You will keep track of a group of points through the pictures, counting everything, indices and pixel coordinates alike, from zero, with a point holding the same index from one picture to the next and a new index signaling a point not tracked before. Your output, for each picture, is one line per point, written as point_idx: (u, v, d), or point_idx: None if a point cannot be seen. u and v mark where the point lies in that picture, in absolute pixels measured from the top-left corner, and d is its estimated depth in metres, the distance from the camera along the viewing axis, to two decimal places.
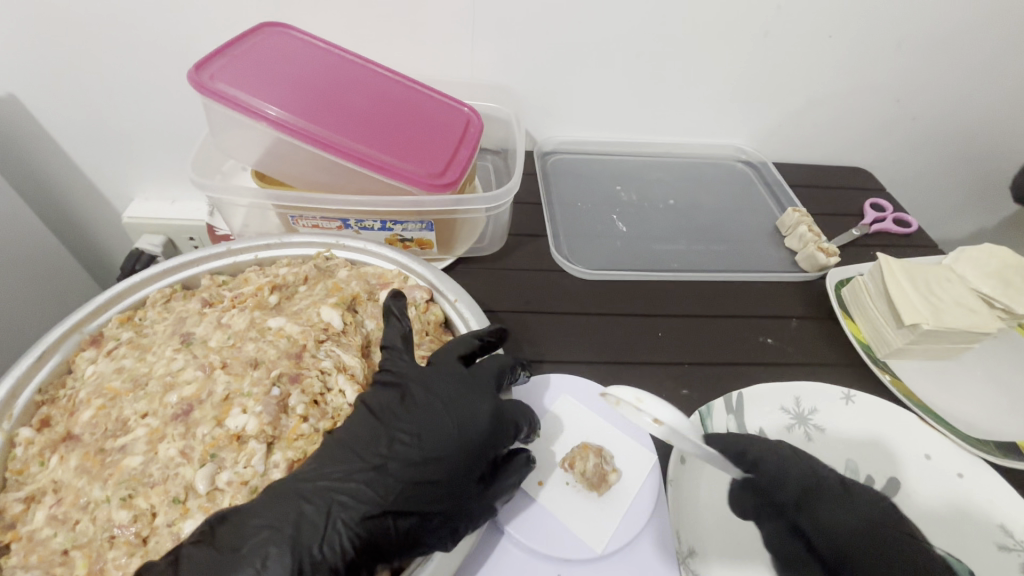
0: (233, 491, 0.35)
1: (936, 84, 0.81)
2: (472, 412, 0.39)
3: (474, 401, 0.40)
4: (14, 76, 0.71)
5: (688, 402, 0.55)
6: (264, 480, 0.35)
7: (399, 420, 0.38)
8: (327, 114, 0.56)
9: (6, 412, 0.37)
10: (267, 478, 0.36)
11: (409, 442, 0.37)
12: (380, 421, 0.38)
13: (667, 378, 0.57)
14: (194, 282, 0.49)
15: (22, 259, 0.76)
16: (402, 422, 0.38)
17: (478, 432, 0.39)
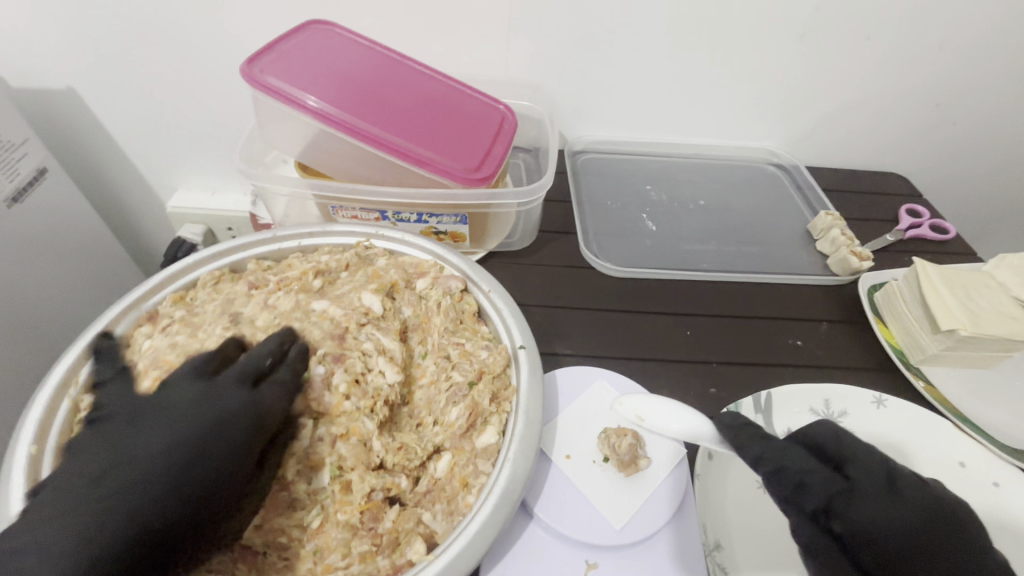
0: (284, 462, 0.38)
1: (978, 88, 0.79)
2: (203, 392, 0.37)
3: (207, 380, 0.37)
4: (73, 71, 0.76)
5: (719, 402, 0.55)
6: (310, 452, 0.38)
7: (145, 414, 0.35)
8: (368, 108, 0.58)
9: (73, 379, 0.40)
10: (313, 450, 0.38)
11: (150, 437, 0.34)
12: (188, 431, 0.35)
13: (695, 376, 0.57)
14: (242, 266, 0.52)
15: (72, 244, 0.80)
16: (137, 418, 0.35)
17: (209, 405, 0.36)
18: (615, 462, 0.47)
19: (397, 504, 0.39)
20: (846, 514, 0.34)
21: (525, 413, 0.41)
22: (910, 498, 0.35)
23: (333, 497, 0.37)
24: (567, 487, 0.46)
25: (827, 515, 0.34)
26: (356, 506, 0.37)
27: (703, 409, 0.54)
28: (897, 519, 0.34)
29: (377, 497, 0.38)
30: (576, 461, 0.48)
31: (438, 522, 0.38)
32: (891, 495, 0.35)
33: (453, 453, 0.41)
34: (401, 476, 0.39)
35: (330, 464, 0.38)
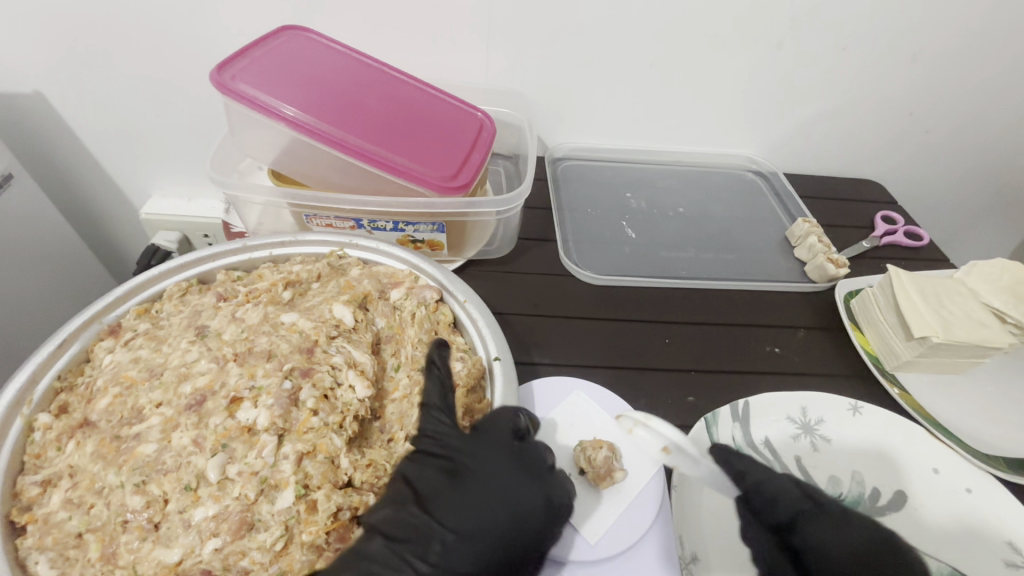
0: (243, 482, 0.35)
1: (949, 97, 0.80)
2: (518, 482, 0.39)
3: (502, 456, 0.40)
4: (41, 73, 0.73)
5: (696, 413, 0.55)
6: (274, 471, 0.36)
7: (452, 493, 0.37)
8: (342, 115, 0.57)
9: (26, 398, 0.38)
10: (277, 469, 0.36)
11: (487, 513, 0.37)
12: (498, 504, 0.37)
13: (672, 384, 0.57)
14: (210, 277, 0.50)
15: (39, 251, 0.77)
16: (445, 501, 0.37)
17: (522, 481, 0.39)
18: (591, 476, 0.47)
19: None
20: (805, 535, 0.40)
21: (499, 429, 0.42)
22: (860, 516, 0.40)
23: (297, 517, 0.35)
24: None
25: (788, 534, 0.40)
26: (321, 526, 0.35)
27: (682, 418, 0.54)
28: (847, 539, 0.39)
29: (344, 517, 0.36)
30: None
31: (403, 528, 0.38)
32: (843, 512, 0.40)
33: None
34: (369, 494, 0.38)
35: (294, 484, 0.36)
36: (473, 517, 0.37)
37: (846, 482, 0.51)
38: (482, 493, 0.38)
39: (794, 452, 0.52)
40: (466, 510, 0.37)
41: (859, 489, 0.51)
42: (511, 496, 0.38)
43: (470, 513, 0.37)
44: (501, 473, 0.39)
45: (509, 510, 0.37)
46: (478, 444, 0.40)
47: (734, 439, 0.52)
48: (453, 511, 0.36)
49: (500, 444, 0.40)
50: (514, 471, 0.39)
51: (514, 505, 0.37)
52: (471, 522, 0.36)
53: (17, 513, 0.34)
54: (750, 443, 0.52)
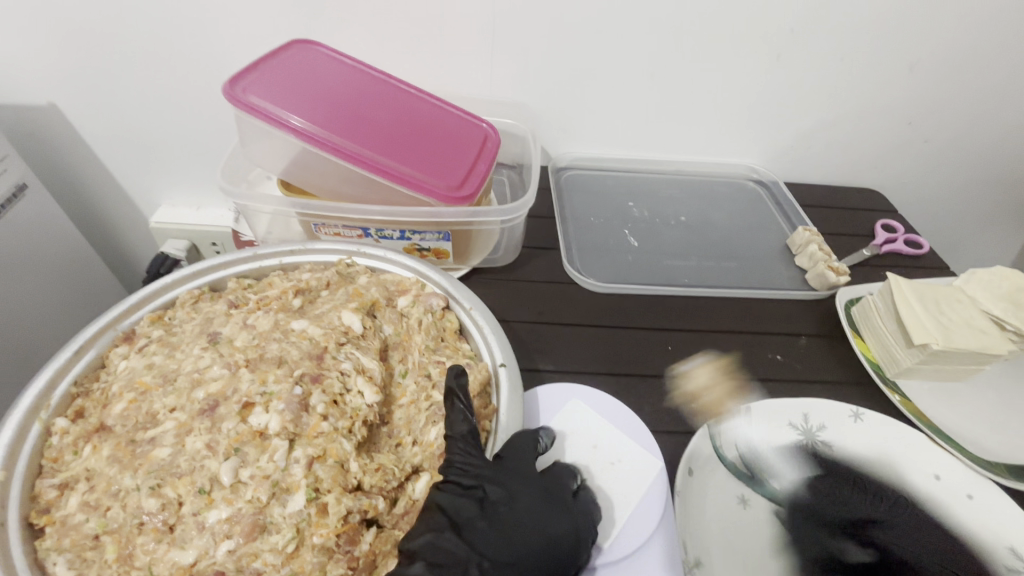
0: (255, 485, 0.36)
1: (947, 107, 0.82)
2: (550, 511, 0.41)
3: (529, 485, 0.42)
4: (57, 86, 0.75)
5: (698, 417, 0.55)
6: (286, 475, 0.37)
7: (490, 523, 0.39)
8: (351, 127, 0.58)
9: (44, 403, 0.39)
10: (288, 473, 0.37)
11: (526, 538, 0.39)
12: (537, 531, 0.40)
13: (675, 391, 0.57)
14: (221, 285, 0.52)
15: (52, 259, 0.79)
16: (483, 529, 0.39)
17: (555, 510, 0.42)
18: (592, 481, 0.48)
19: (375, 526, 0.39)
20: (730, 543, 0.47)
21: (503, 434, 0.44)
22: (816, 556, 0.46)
23: (308, 520, 0.36)
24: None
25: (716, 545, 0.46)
26: (332, 529, 0.36)
27: (685, 424, 0.54)
28: None
29: (353, 520, 0.37)
30: None
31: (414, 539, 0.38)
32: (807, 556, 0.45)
33: (432, 474, 0.42)
34: (378, 497, 0.39)
35: (305, 487, 0.36)
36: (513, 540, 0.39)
37: (849, 488, 0.51)
38: (517, 524, 0.40)
39: (796, 459, 0.53)
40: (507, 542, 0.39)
41: (862, 495, 0.51)
42: (540, 523, 0.40)
43: (510, 543, 0.39)
44: (532, 504, 0.41)
45: (545, 536, 0.40)
46: (509, 474, 0.42)
47: (736, 445, 0.53)
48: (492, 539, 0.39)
49: (528, 475, 0.42)
50: (543, 501, 0.42)
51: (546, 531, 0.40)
52: (510, 550, 0.39)
53: (36, 516, 0.35)
54: (752, 449, 0.53)
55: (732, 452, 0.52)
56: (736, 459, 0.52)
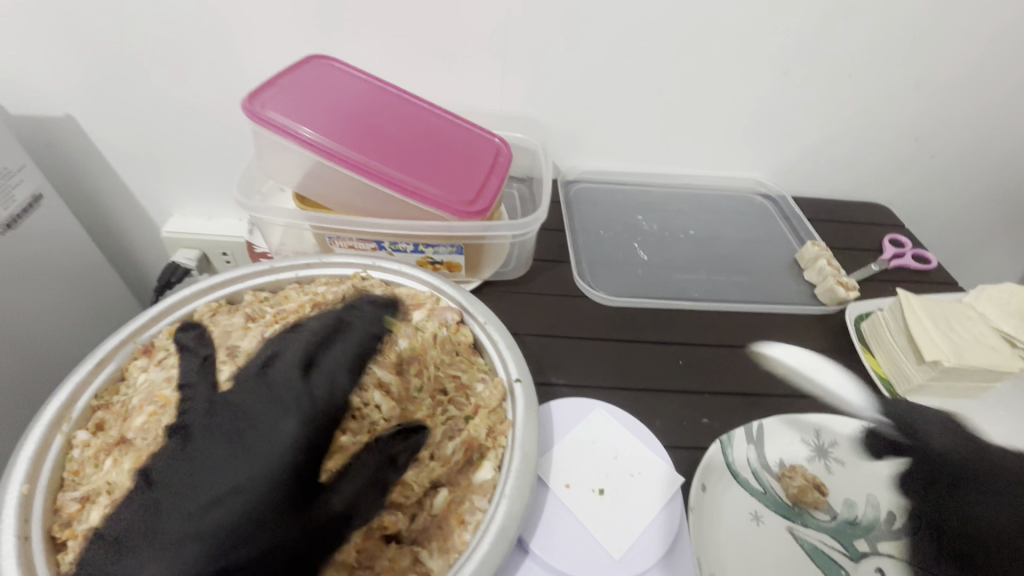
0: None
1: (954, 124, 0.82)
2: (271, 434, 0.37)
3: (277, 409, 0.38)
4: (74, 97, 0.76)
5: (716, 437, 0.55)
6: None
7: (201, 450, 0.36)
8: (366, 142, 0.59)
9: (65, 415, 0.40)
10: None
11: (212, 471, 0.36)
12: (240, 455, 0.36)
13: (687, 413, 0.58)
14: (237, 298, 0.52)
15: (66, 267, 0.79)
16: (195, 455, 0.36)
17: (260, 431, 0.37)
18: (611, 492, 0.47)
19: (394, 541, 0.39)
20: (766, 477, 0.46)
21: (521, 448, 0.42)
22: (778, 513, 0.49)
23: None
24: (565, 518, 0.45)
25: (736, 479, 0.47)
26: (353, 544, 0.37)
27: (697, 440, 0.55)
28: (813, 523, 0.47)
29: (375, 535, 0.38)
30: (575, 489, 0.47)
31: (434, 560, 0.38)
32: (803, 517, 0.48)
33: (450, 489, 0.42)
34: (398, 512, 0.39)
35: None
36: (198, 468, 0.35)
37: (862, 505, 0.51)
38: (199, 452, 0.36)
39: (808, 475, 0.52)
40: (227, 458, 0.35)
41: (874, 512, 0.51)
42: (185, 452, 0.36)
43: (246, 457, 0.35)
44: (236, 424, 0.37)
45: (207, 463, 0.35)
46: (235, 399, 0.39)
47: (748, 460, 0.52)
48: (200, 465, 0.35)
49: (276, 398, 0.38)
50: (233, 420, 0.37)
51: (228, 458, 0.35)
52: (224, 469, 0.35)
53: (57, 529, 0.35)
54: (765, 465, 0.53)
55: (745, 466, 0.52)
56: (750, 474, 0.51)
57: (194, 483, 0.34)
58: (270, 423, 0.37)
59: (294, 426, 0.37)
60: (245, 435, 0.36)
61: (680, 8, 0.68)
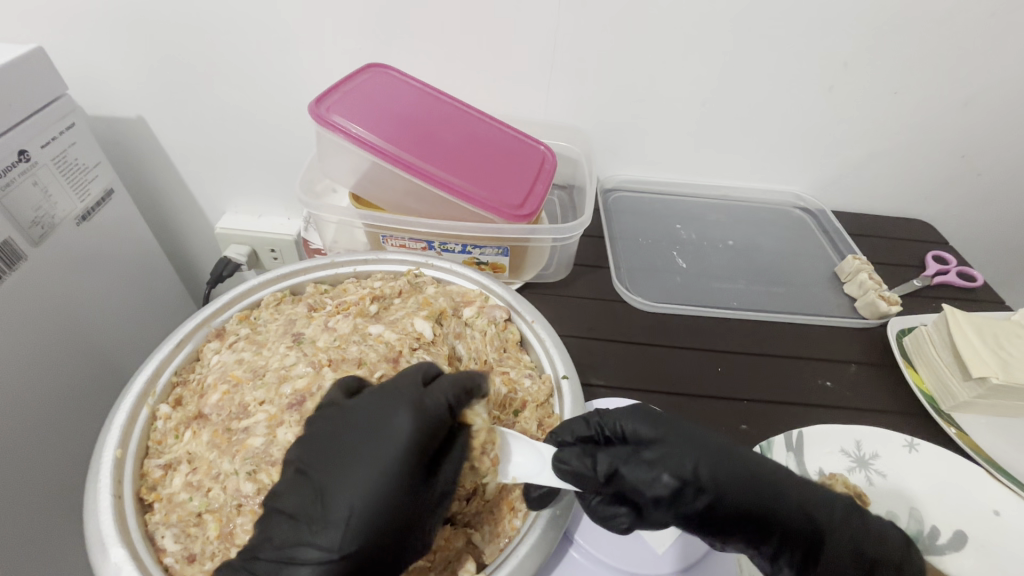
0: None
1: (1004, 142, 0.81)
2: (393, 426, 0.36)
3: (392, 412, 0.37)
4: (146, 100, 0.82)
5: (709, 487, 0.38)
6: None
7: (322, 456, 0.36)
8: (420, 146, 0.62)
9: (150, 389, 0.44)
10: None
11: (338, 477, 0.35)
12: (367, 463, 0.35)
13: (682, 448, 0.39)
14: (300, 289, 0.55)
15: (126, 258, 0.84)
16: (322, 461, 0.36)
17: (374, 438, 0.36)
18: None
19: (448, 523, 0.43)
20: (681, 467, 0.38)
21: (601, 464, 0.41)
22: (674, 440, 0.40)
23: None
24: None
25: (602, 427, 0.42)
26: None
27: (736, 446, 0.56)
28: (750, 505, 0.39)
29: None
30: None
31: (486, 542, 0.41)
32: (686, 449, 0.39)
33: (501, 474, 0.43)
34: (454, 499, 0.42)
35: None
36: (343, 469, 0.35)
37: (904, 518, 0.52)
38: (343, 447, 0.36)
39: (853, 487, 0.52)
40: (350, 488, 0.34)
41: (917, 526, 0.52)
42: (314, 453, 0.37)
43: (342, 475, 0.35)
44: (364, 428, 0.37)
45: (349, 467, 0.35)
46: (355, 423, 0.37)
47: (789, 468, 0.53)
48: (335, 466, 0.35)
49: (386, 399, 0.38)
50: (364, 417, 0.37)
51: (364, 459, 0.35)
52: (340, 473, 0.35)
53: (145, 492, 0.39)
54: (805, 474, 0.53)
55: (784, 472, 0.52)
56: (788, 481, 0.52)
57: (319, 509, 0.35)
58: (370, 428, 0.36)
59: (405, 422, 0.36)
60: (374, 467, 0.35)
61: (725, 24, 0.70)
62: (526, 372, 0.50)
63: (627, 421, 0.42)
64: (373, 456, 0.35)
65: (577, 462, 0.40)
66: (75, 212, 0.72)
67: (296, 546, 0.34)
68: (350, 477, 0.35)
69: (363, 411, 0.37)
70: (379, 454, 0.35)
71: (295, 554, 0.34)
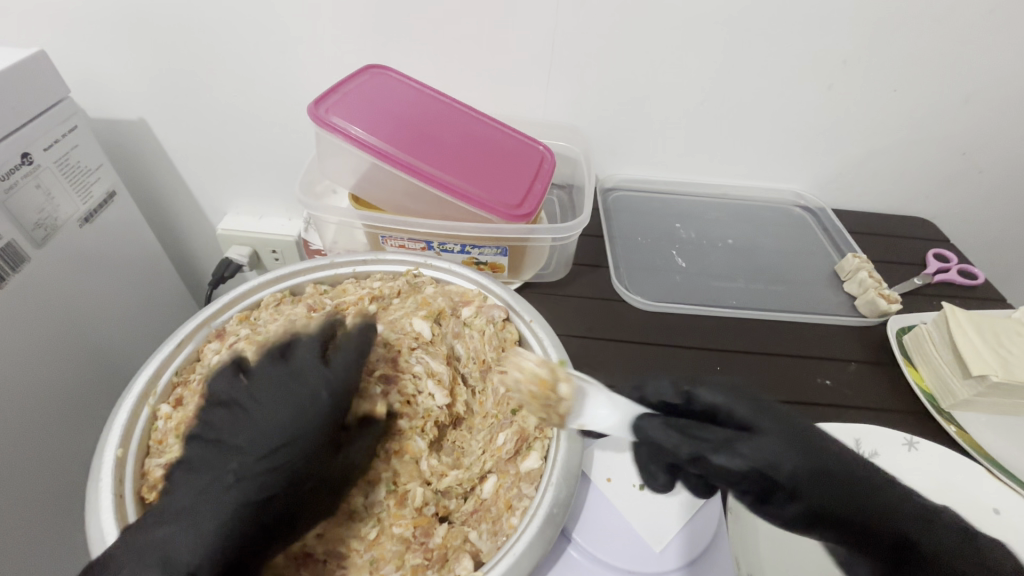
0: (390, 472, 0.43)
1: (1005, 139, 0.81)
2: (299, 397, 0.39)
3: (300, 385, 0.40)
4: (148, 103, 0.82)
5: (802, 483, 0.37)
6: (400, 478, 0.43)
7: (231, 429, 0.39)
8: (419, 147, 0.62)
9: (151, 389, 0.44)
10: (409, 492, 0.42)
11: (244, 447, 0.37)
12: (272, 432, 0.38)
13: (783, 446, 0.36)
14: (300, 289, 0.56)
15: (129, 259, 0.84)
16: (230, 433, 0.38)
17: (279, 408, 0.39)
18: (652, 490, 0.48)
19: (446, 523, 0.43)
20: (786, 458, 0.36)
21: (568, 439, 0.44)
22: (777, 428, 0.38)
23: (388, 511, 0.41)
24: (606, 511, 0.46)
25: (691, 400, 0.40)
26: (409, 520, 0.41)
27: None
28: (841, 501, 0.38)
29: (428, 513, 0.42)
30: (616, 483, 0.48)
31: (484, 541, 0.41)
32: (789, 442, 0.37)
33: (498, 476, 0.45)
34: (451, 498, 0.44)
35: (385, 480, 0.42)
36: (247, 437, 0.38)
37: None
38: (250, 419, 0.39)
39: None
40: (264, 441, 0.37)
41: None
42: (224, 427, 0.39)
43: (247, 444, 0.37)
44: (272, 399, 0.39)
45: (254, 434, 0.38)
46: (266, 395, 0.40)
47: None
48: (241, 435, 0.38)
49: (295, 374, 0.41)
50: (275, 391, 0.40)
51: (268, 427, 0.38)
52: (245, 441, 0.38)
53: (146, 491, 0.39)
54: None
55: None
56: None
57: (220, 476, 0.36)
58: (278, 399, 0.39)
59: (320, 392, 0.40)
60: (290, 419, 0.38)
61: (724, 22, 0.70)
62: None
63: (724, 401, 0.39)
64: (277, 423, 0.38)
65: (661, 438, 0.38)
66: (77, 214, 0.73)
67: (194, 513, 0.35)
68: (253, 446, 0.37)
69: (277, 372, 0.41)
70: (284, 421, 0.38)
71: (194, 521, 0.35)
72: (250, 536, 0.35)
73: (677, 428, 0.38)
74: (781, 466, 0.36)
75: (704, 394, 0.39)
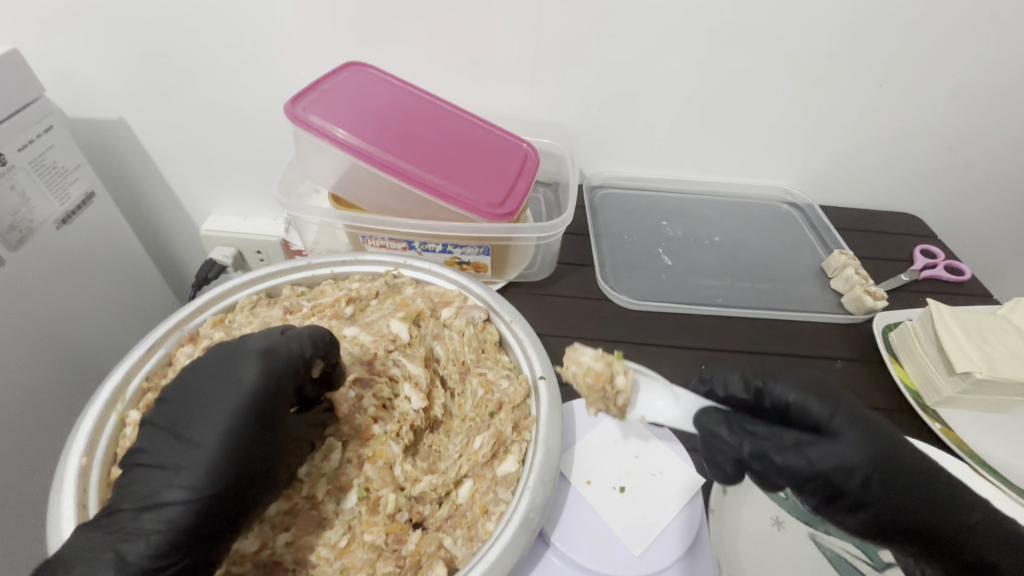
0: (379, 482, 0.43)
1: (992, 134, 0.81)
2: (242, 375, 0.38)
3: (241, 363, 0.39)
4: (126, 101, 0.81)
5: (862, 484, 0.39)
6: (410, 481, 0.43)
7: (176, 413, 0.37)
8: (399, 145, 0.61)
9: (120, 396, 0.43)
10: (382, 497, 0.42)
11: (191, 429, 0.36)
12: (223, 409, 0.37)
13: (855, 447, 0.40)
14: (277, 291, 0.55)
15: (109, 261, 0.83)
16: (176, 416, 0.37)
17: (225, 385, 0.38)
18: (633, 491, 0.48)
19: (420, 528, 0.43)
20: (851, 455, 0.39)
21: (545, 443, 0.43)
22: (843, 428, 0.41)
23: (359, 518, 0.41)
24: (589, 516, 0.46)
25: (763, 397, 0.44)
26: (381, 527, 0.41)
27: None
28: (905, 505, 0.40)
29: (401, 519, 0.42)
30: (597, 486, 0.48)
31: (458, 547, 0.40)
32: (855, 443, 0.40)
33: (475, 480, 0.44)
34: (426, 505, 0.43)
35: (358, 485, 0.42)
36: (199, 418, 0.37)
37: None
38: (199, 403, 0.37)
39: None
40: (200, 434, 0.36)
41: None
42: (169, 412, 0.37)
43: (195, 425, 0.36)
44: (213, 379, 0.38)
45: (204, 412, 0.37)
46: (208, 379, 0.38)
47: None
48: (191, 417, 0.37)
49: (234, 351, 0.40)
50: (222, 373, 0.38)
51: (215, 407, 0.37)
52: (193, 421, 0.37)
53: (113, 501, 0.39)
54: None
55: None
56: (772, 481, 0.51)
57: (171, 462, 0.35)
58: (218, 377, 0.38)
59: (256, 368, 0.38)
60: (220, 412, 0.37)
61: (709, 16, 0.69)
62: (504, 373, 0.49)
63: (793, 394, 0.43)
64: (229, 402, 0.37)
65: (726, 435, 0.43)
66: (54, 215, 0.71)
67: (151, 496, 0.35)
68: (204, 426, 0.36)
69: (213, 364, 0.39)
70: (232, 398, 0.37)
71: (150, 504, 0.34)
72: (219, 514, 0.35)
73: (738, 426, 0.43)
74: (841, 461, 0.39)
75: (776, 390, 0.44)
